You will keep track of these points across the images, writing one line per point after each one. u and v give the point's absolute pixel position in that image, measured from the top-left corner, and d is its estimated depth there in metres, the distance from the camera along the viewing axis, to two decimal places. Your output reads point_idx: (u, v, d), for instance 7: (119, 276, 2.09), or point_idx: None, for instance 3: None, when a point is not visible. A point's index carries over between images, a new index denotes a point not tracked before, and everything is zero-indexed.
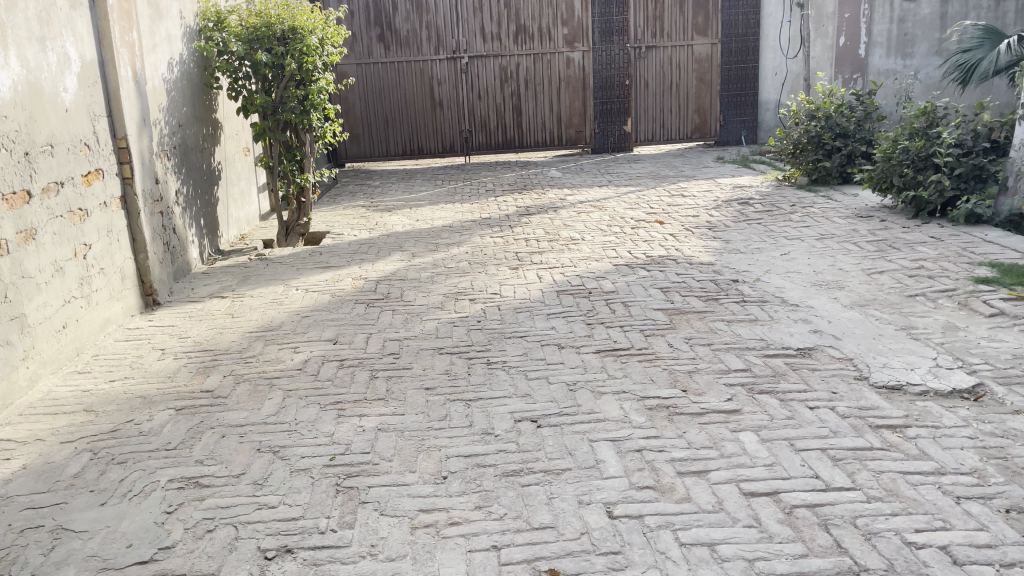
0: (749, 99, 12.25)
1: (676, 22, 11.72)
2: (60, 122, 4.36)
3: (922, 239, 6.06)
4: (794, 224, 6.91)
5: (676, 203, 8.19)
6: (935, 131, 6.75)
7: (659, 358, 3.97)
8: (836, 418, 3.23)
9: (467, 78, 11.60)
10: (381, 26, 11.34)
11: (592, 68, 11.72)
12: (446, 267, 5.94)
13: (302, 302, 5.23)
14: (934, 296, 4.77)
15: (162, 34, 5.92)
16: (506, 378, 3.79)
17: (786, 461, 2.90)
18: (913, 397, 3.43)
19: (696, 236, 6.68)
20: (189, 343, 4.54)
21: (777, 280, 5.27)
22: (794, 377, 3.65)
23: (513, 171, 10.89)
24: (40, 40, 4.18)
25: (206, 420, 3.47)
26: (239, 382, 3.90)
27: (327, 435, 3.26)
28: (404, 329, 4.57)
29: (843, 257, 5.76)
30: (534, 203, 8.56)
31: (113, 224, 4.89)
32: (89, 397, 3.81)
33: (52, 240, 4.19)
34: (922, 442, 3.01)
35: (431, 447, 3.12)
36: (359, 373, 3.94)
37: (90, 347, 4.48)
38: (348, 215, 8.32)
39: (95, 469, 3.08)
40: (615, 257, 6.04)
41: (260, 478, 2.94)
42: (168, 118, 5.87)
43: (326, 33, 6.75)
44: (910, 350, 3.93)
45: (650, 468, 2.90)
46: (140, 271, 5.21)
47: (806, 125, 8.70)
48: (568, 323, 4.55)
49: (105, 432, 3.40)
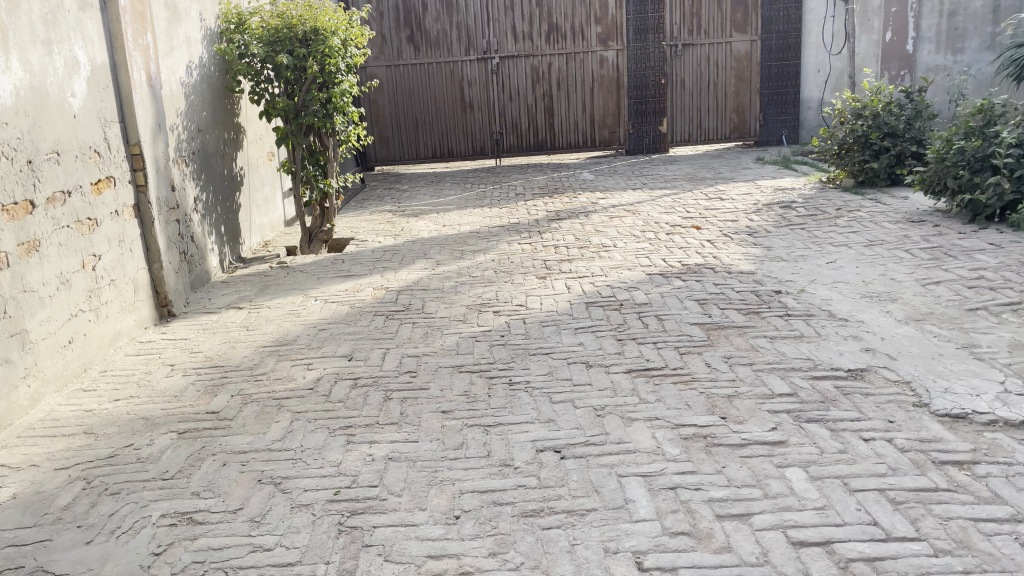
0: (790, 97, 11.72)
1: (714, 19, 11.35)
2: (68, 129, 4.17)
3: (981, 246, 5.65)
4: (839, 229, 6.54)
5: (714, 206, 7.84)
6: (992, 130, 6.39)
7: (696, 380, 3.65)
8: (894, 452, 2.89)
9: (497, 80, 11.35)
10: (410, 27, 11.14)
11: (626, 67, 11.39)
12: (471, 276, 5.69)
13: (319, 314, 5.01)
14: (997, 310, 4.38)
15: (181, 36, 5.75)
16: (528, 402, 3.51)
17: (840, 504, 2.58)
18: (980, 428, 3.08)
19: (735, 243, 6.34)
20: (201, 359, 4.35)
21: (823, 292, 4.92)
22: (846, 404, 3.31)
23: (545, 174, 10.60)
24: (46, 43, 3.99)
25: (208, 446, 3.25)
26: (246, 403, 3.68)
27: (334, 465, 3.02)
28: (423, 344, 4.33)
29: (895, 266, 5.38)
30: (565, 207, 8.27)
31: (126, 233, 4.72)
32: (91, 418, 3.62)
33: (57, 252, 4.00)
34: (994, 483, 2.68)
35: (444, 481, 2.86)
36: (373, 394, 3.69)
37: (98, 363, 4.30)
38: (372, 220, 8.12)
39: (86, 501, 2.88)
40: (649, 266, 5.74)
41: (258, 515, 2.70)
42: (186, 122, 5.72)
43: (349, 33, 6.54)
44: (974, 372, 3.57)
45: (685, 510, 2.61)
46: (155, 281, 5.03)
47: (851, 125, 8.30)
48: (597, 339, 4.26)
49: (101, 459, 3.20)
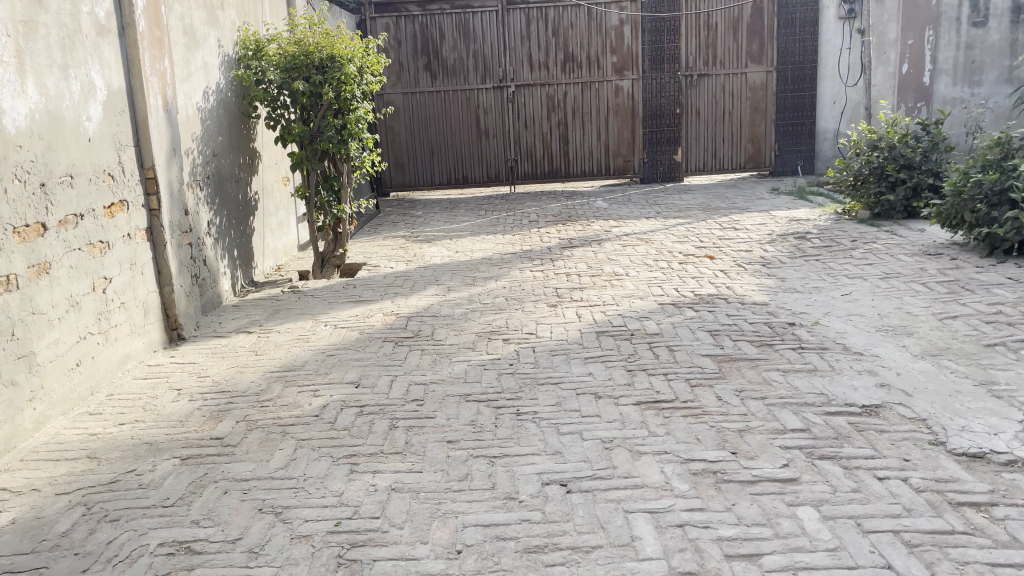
0: (806, 127, 11.64)
1: (729, 49, 11.38)
2: (83, 152, 4.20)
3: (999, 280, 5.57)
4: (855, 261, 6.48)
5: (728, 236, 7.80)
6: (1010, 163, 6.35)
7: (706, 414, 3.58)
8: (909, 492, 2.82)
9: (513, 107, 11.40)
10: (427, 55, 11.24)
11: (641, 97, 11.41)
12: (482, 303, 5.66)
13: (328, 340, 4.98)
14: (1016, 345, 4.30)
15: (198, 62, 5.81)
16: (536, 433, 3.46)
17: (853, 546, 2.51)
18: (998, 468, 2.99)
19: (748, 273, 6.28)
20: (207, 383, 4.33)
21: (837, 324, 4.86)
22: (860, 441, 3.24)
23: (559, 202, 10.59)
24: (62, 67, 4.03)
25: (210, 473, 3.22)
26: (251, 429, 3.65)
27: (336, 496, 2.97)
28: (431, 372, 4.29)
29: (911, 299, 5.31)
30: (578, 234, 8.25)
31: (137, 256, 4.73)
32: (95, 442, 3.60)
33: (67, 274, 4.01)
34: (1012, 526, 2.59)
35: (447, 514, 2.80)
36: (378, 422, 3.65)
37: (105, 386, 4.29)
38: (386, 245, 8.13)
39: (85, 527, 2.84)
40: (661, 295, 5.69)
41: (256, 546, 2.66)
42: (202, 147, 5.75)
43: (366, 61, 6.57)
44: (993, 410, 3.48)
45: (693, 548, 2.54)
46: (165, 304, 5.03)
47: (867, 156, 8.26)
48: (606, 369, 4.21)
49: (103, 484, 3.17)
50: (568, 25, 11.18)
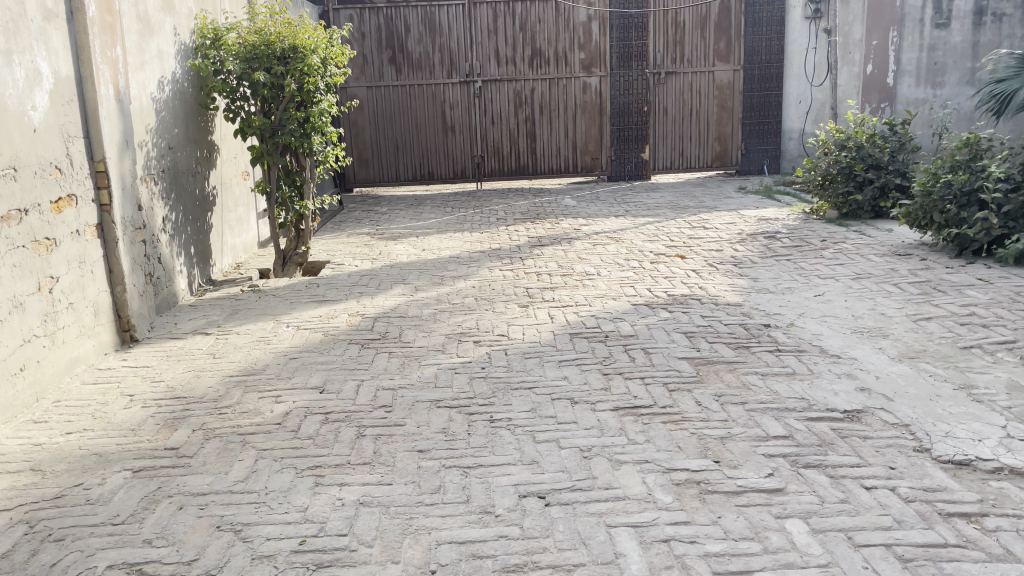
0: (772, 126, 11.66)
1: (697, 47, 11.33)
2: (27, 143, 3.95)
3: (970, 281, 5.56)
4: (826, 261, 6.44)
5: (698, 235, 7.72)
6: (979, 165, 6.36)
7: (686, 420, 3.46)
8: (899, 503, 2.73)
9: (480, 103, 11.23)
10: (392, 48, 11.02)
11: (608, 94, 11.32)
12: (450, 304, 5.49)
13: (291, 342, 4.78)
14: (992, 348, 4.27)
15: (153, 50, 5.54)
16: (511, 441, 3.31)
17: (845, 561, 2.41)
18: (985, 476, 2.92)
19: (720, 273, 6.21)
20: (162, 389, 4.09)
21: (813, 326, 4.79)
22: (845, 449, 3.15)
23: (526, 199, 10.45)
24: (5, 53, 3.78)
25: (164, 486, 3.01)
26: (208, 439, 3.44)
27: (300, 511, 2.79)
28: (400, 376, 4.12)
29: (884, 300, 5.28)
30: (547, 233, 8.11)
31: (87, 254, 4.48)
32: (39, 453, 3.36)
33: (11, 273, 3.76)
34: (1005, 538, 2.52)
35: (419, 530, 2.64)
36: (345, 430, 3.47)
37: (52, 392, 4.04)
38: (350, 242, 7.91)
39: (27, 548, 2.63)
40: (634, 295, 5.58)
41: (214, 568, 2.47)
42: (156, 139, 5.50)
43: (329, 52, 6.37)
44: (974, 416, 3.42)
45: (680, 566, 2.41)
46: (117, 304, 4.78)
47: (835, 156, 8.25)
48: (582, 373, 4.08)
49: (47, 500, 2.95)
50: (535, 21, 11.05)
